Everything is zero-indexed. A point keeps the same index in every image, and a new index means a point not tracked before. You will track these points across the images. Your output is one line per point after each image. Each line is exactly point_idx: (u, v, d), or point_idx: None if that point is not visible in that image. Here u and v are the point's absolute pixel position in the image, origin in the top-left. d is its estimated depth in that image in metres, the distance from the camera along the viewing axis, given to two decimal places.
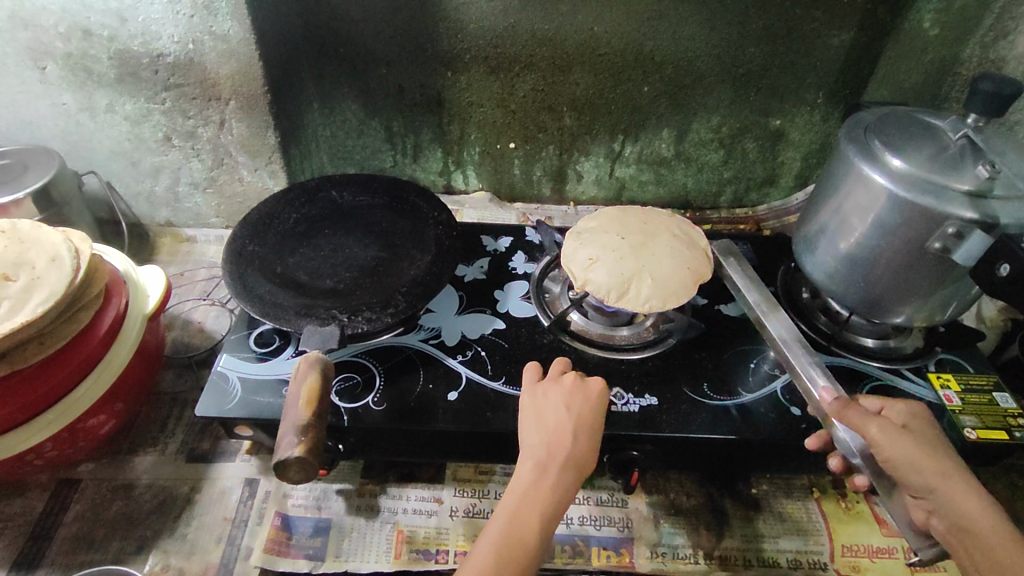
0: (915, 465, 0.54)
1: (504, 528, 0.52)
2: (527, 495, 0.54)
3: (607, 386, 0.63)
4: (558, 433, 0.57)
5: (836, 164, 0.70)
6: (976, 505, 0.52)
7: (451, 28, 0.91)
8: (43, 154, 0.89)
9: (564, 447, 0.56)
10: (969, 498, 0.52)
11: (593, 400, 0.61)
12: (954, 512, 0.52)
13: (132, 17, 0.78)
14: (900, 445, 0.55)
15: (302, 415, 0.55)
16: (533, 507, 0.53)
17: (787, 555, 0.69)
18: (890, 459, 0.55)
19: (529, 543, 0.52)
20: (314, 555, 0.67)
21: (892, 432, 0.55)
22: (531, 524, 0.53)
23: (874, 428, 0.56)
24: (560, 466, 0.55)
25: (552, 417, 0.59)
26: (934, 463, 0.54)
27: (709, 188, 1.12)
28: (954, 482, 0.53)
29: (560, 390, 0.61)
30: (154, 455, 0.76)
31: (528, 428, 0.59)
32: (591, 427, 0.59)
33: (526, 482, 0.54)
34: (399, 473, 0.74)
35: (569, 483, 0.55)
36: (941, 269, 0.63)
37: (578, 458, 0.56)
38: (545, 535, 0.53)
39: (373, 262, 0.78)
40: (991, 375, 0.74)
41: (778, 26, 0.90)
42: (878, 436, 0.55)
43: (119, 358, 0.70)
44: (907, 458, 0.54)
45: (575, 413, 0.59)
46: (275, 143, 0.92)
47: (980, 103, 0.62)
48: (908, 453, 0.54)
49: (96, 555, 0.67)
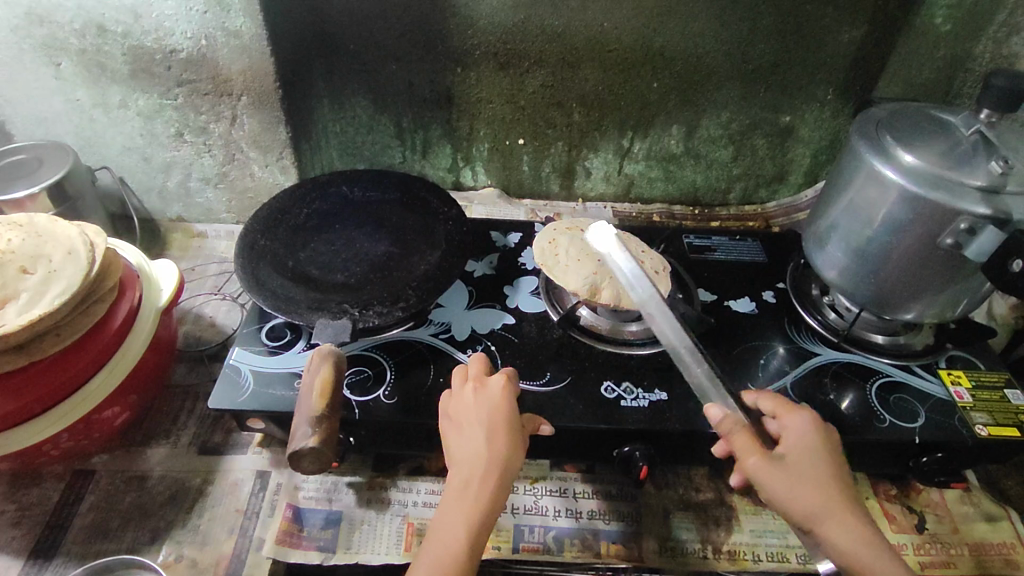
0: (803, 502, 0.53)
1: (435, 546, 0.54)
2: (452, 511, 0.55)
3: (512, 378, 0.63)
4: (473, 448, 0.58)
5: (848, 161, 0.69)
6: (858, 546, 0.52)
7: (461, 25, 0.92)
8: (57, 150, 0.90)
9: (483, 459, 0.56)
10: (849, 540, 0.52)
11: (499, 399, 0.61)
12: (835, 546, 0.53)
13: (145, 13, 0.79)
14: (779, 483, 0.54)
15: (316, 407, 0.56)
16: (455, 522, 0.54)
17: (796, 550, 0.69)
18: (769, 495, 0.55)
19: (463, 557, 0.53)
20: (325, 547, 0.68)
21: (771, 470, 0.54)
22: (459, 538, 0.54)
23: (753, 463, 0.55)
24: (483, 476, 0.56)
25: (467, 432, 0.59)
26: (822, 499, 0.54)
27: (718, 184, 1.12)
28: (838, 522, 0.53)
29: (468, 396, 0.62)
30: (167, 447, 0.76)
31: (451, 442, 0.59)
32: (508, 430, 0.58)
33: (453, 501, 0.56)
34: (409, 466, 0.75)
35: (497, 491, 0.56)
36: (954, 265, 0.62)
37: (501, 466, 0.57)
38: (477, 546, 0.54)
39: (383, 257, 0.78)
40: (1002, 372, 0.74)
41: (788, 22, 0.89)
42: (760, 473, 0.54)
43: (133, 351, 0.71)
44: (786, 493, 0.54)
45: (485, 421, 0.59)
46: (286, 139, 0.92)
47: (993, 98, 0.61)
48: (790, 491, 0.54)
49: (110, 545, 0.68)
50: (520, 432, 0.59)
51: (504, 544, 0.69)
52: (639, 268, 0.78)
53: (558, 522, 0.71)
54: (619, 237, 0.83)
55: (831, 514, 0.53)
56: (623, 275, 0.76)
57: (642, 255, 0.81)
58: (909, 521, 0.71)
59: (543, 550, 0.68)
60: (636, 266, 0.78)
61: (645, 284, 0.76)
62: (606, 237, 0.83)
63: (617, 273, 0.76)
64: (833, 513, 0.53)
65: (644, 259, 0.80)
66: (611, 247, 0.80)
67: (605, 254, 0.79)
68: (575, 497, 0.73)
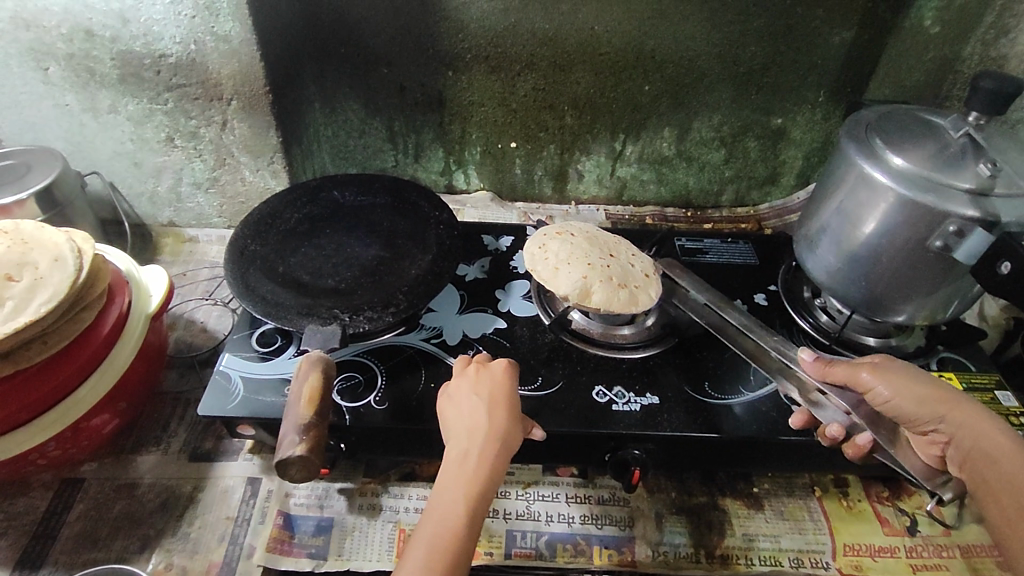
0: (920, 395, 0.60)
1: (434, 516, 0.53)
2: (452, 479, 0.55)
3: (513, 364, 0.65)
4: (473, 420, 0.58)
5: (838, 164, 0.69)
6: (981, 424, 0.58)
7: (452, 28, 0.91)
8: (45, 155, 0.90)
9: (484, 429, 0.57)
10: (972, 418, 0.59)
11: (500, 379, 0.62)
12: (966, 434, 0.58)
13: (134, 17, 0.78)
14: (894, 383, 0.61)
15: (304, 414, 0.55)
16: (455, 490, 0.54)
17: (788, 553, 0.69)
18: (889, 400, 0.61)
19: (462, 528, 0.53)
20: (316, 554, 0.67)
21: (884, 374, 0.61)
22: (458, 508, 0.53)
23: (866, 373, 0.62)
24: (483, 446, 0.56)
25: (467, 407, 0.60)
26: (936, 390, 0.60)
27: (711, 186, 1.12)
28: (957, 412, 0.59)
29: (465, 379, 0.63)
30: (157, 454, 0.76)
31: (450, 419, 0.60)
32: (505, 407, 0.59)
33: (450, 474, 0.55)
34: (401, 472, 0.74)
35: (499, 462, 0.56)
36: (944, 268, 0.63)
37: (503, 439, 0.57)
38: (474, 519, 0.53)
39: (375, 262, 0.78)
40: (993, 373, 0.74)
41: (779, 24, 0.90)
42: (873, 380, 0.61)
43: (122, 357, 0.70)
44: (902, 392, 0.60)
45: (485, 396, 0.60)
46: (277, 144, 0.92)
47: (981, 100, 0.61)
48: (906, 388, 0.60)
49: (99, 554, 0.67)
50: (519, 414, 0.60)
51: (496, 550, 0.68)
52: (629, 272, 0.77)
53: (551, 527, 0.71)
54: (609, 240, 0.82)
55: (950, 404, 0.59)
56: (613, 280, 0.75)
57: (632, 259, 0.80)
58: (901, 524, 0.71)
59: (535, 555, 0.68)
60: (626, 270, 0.77)
61: (636, 288, 0.75)
62: (596, 241, 0.82)
63: (607, 278, 0.75)
64: (953, 405, 0.59)
65: (634, 263, 0.79)
66: (601, 250, 0.79)
67: (595, 258, 0.78)
68: (567, 502, 0.73)
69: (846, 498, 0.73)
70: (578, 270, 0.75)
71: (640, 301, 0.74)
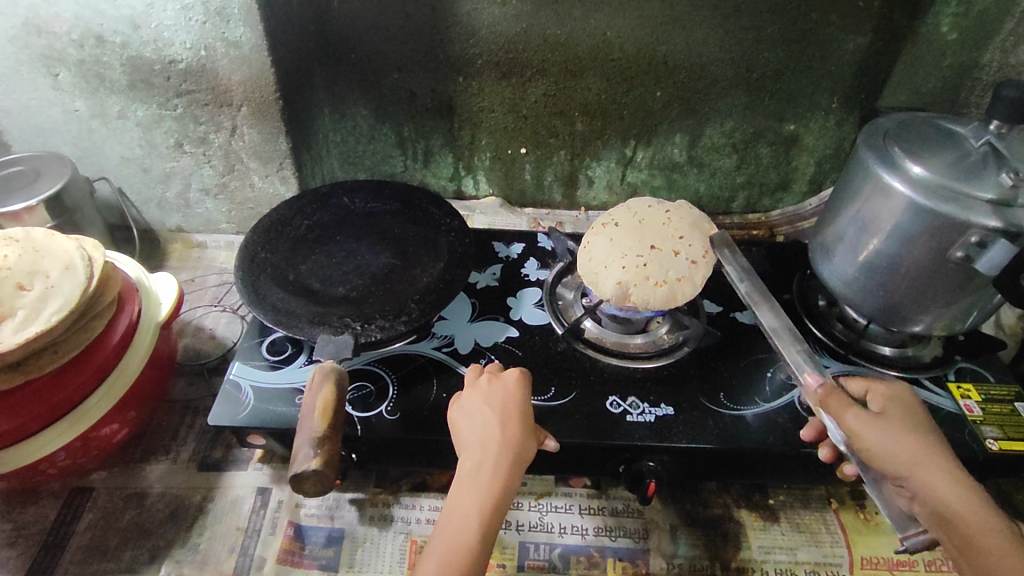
0: (899, 454, 0.53)
1: (447, 530, 0.52)
2: (463, 492, 0.54)
3: (525, 373, 0.64)
4: (486, 433, 0.57)
5: (856, 171, 0.69)
6: (957, 496, 0.51)
7: (462, 33, 0.91)
8: (54, 161, 0.89)
9: (497, 440, 0.57)
10: (944, 484, 0.52)
11: (512, 389, 0.62)
12: (932, 500, 0.52)
13: (144, 24, 0.78)
14: (877, 436, 0.54)
15: (318, 427, 0.55)
16: (469, 505, 0.53)
17: (804, 566, 0.68)
18: (871, 449, 0.54)
19: (474, 544, 0.52)
20: (327, 565, 0.67)
21: (871, 421, 0.54)
22: (471, 524, 0.52)
23: (853, 417, 0.55)
24: (497, 459, 0.55)
25: (479, 415, 0.59)
26: (917, 449, 0.54)
27: (722, 193, 1.11)
28: (929, 474, 0.52)
29: (477, 390, 0.62)
30: (166, 463, 0.75)
31: (462, 432, 0.59)
32: (518, 417, 0.59)
33: (465, 484, 0.54)
34: (412, 482, 0.73)
35: (515, 472, 0.55)
36: (965, 278, 0.62)
37: (518, 450, 0.56)
38: (487, 535, 0.52)
39: (385, 270, 0.77)
40: (1012, 385, 0.73)
41: (792, 29, 0.89)
42: (857, 426, 0.54)
43: (132, 365, 0.70)
44: (886, 443, 0.54)
45: (500, 408, 0.59)
46: (286, 150, 0.91)
47: (1002, 109, 0.60)
48: (887, 440, 0.54)
49: (108, 565, 0.66)
50: (533, 425, 0.59)
51: (509, 562, 0.68)
52: (670, 263, 0.72)
53: (564, 538, 0.70)
54: (655, 224, 0.76)
55: (925, 461, 0.53)
56: (651, 279, 0.71)
57: (677, 244, 0.74)
58: None
59: (548, 568, 0.67)
60: (666, 262, 0.72)
61: (676, 282, 0.71)
62: (643, 228, 0.76)
63: (643, 278, 0.71)
64: (929, 467, 0.53)
65: (679, 249, 0.74)
66: (641, 242, 0.74)
67: (636, 253, 0.73)
68: (580, 514, 0.72)
69: (863, 511, 0.72)
70: (613, 274, 0.72)
71: (680, 297, 0.71)
